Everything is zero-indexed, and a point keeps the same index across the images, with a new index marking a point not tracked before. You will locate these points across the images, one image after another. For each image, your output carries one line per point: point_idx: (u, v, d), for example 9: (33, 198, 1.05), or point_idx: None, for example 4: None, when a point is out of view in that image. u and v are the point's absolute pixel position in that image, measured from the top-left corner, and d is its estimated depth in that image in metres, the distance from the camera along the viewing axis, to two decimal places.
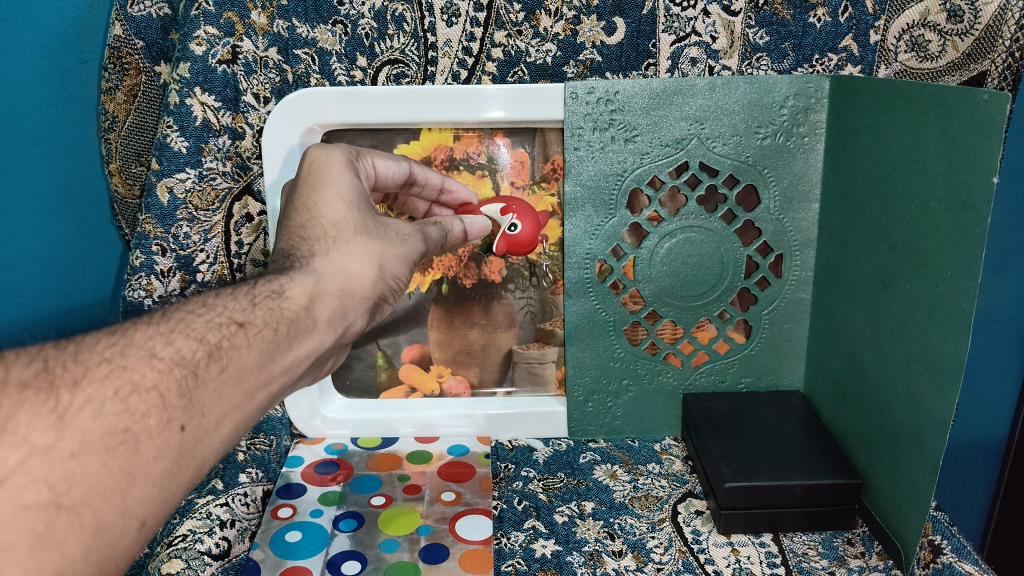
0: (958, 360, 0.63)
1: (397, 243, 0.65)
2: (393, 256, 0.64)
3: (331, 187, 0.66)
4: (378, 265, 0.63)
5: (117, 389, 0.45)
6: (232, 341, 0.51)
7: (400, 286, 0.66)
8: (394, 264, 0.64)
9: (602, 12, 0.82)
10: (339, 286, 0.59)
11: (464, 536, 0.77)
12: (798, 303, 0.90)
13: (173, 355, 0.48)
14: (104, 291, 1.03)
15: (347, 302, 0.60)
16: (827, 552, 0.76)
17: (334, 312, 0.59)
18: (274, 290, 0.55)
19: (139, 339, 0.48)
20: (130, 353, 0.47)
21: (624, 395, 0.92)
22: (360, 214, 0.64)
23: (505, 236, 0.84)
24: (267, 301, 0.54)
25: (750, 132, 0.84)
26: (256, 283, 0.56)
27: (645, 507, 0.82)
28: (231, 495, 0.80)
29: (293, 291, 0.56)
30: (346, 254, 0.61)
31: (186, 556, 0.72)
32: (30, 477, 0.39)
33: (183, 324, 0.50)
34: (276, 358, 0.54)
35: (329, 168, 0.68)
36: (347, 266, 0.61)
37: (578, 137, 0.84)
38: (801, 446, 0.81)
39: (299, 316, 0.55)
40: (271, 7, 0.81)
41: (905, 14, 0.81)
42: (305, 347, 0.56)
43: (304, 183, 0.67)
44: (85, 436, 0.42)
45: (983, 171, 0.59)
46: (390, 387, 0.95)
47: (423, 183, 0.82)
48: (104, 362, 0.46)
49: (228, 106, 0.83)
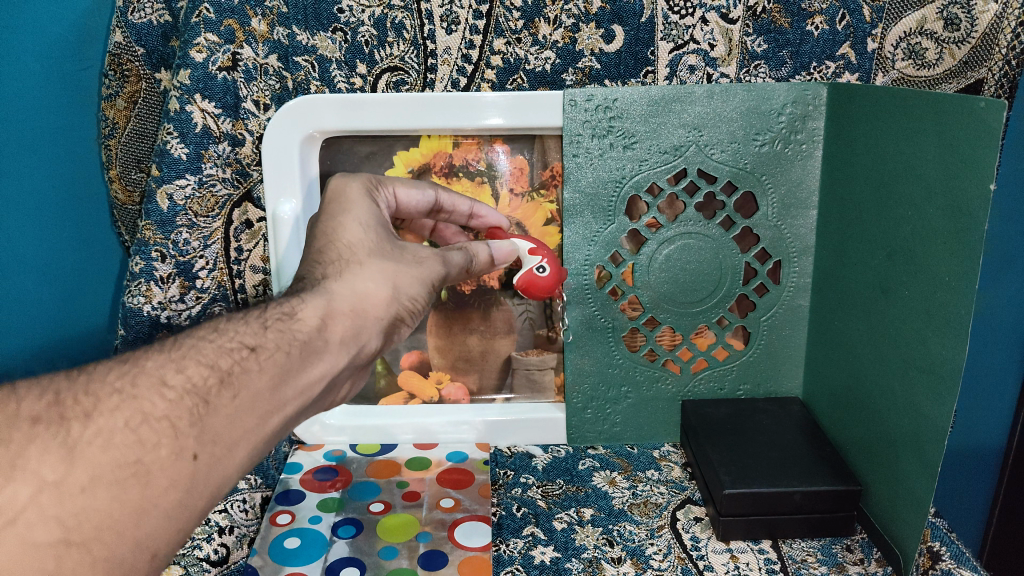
0: (955, 367, 0.63)
1: (413, 266, 0.64)
2: (407, 278, 0.63)
3: (351, 214, 0.66)
4: (393, 286, 0.62)
5: (127, 420, 0.45)
6: (244, 366, 0.52)
7: (418, 308, 0.65)
8: (410, 285, 0.63)
9: (601, 20, 0.82)
10: (351, 305, 0.59)
11: (462, 543, 0.77)
12: (796, 310, 0.90)
13: (184, 382, 0.49)
14: (104, 304, 1.06)
15: (360, 323, 0.59)
16: (826, 558, 0.76)
17: (346, 332, 0.58)
18: (285, 313, 0.56)
19: (150, 367, 0.49)
20: (142, 381, 0.48)
21: (623, 402, 0.92)
22: (378, 238, 0.65)
23: (528, 272, 0.82)
24: (279, 323, 0.55)
25: (749, 139, 0.84)
26: (269, 306, 0.57)
27: (645, 514, 0.82)
28: (231, 501, 0.82)
29: (305, 313, 0.56)
30: (360, 275, 0.61)
31: (185, 561, 0.75)
32: (41, 514, 0.41)
33: (195, 349, 0.51)
34: (289, 380, 0.54)
35: (349, 196, 0.68)
36: (359, 286, 0.60)
37: (578, 144, 0.84)
38: (798, 452, 0.81)
39: (312, 337, 0.56)
40: (271, 14, 0.81)
41: (902, 22, 0.81)
42: (319, 368, 0.56)
43: (326, 210, 0.67)
44: (96, 470, 0.43)
45: (980, 178, 0.59)
46: (390, 394, 0.96)
47: (452, 210, 0.82)
48: (116, 392, 0.46)
49: (228, 113, 0.83)
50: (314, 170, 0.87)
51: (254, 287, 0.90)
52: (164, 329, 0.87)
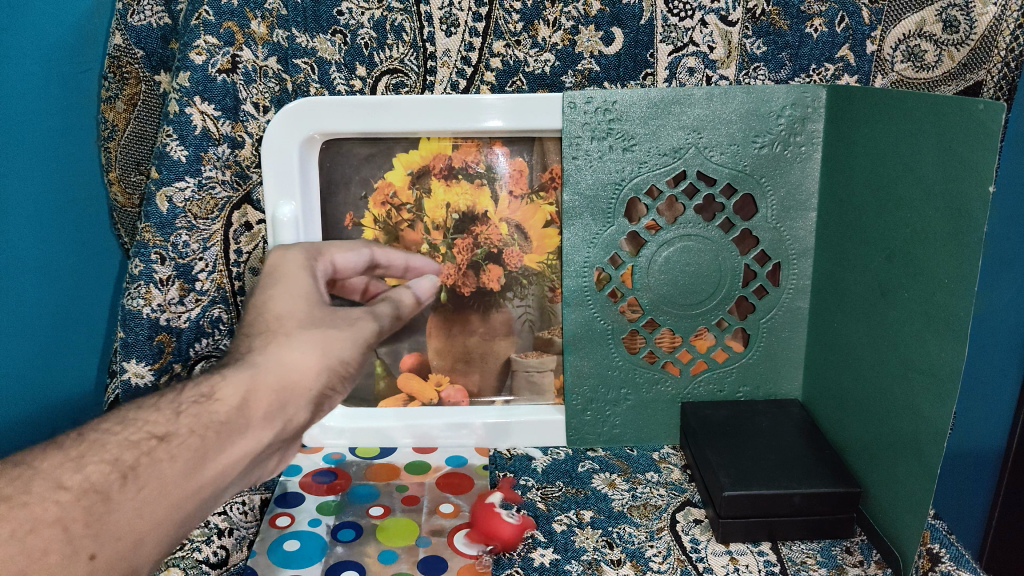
0: (955, 369, 0.63)
1: (343, 329, 0.70)
2: (336, 343, 0.68)
3: (281, 287, 0.71)
4: (321, 353, 0.66)
5: (14, 530, 0.47)
6: (152, 456, 0.55)
7: (348, 369, 0.70)
8: (338, 349, 0.68)
9: (600, 22, 0.82)
10: (277, 381, 0.63)
11: (461, 549, 0.77)
12: (795, 312, 0.90)
13: (81, 483, 0.52)
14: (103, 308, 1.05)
15: (287, 397, 0.64)
16: (826, 561, 0.76)
17: (271, 408, 0.63)
18: (203, 395, 0.60)
19: (46, 468, 0.52)
20: (36, 486, 0.50)
21: (623, 403, 0.92)
22: (309, 307, 0.68)
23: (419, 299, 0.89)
24: (195, 408, 0.59)
25: (748, 141, 0.84)
26: (184, 391, 0.61)
27: (645, 516, 0.82)
28: (230, 503, 0.82)
29: (223, 393, 0.61)
30: (289, 349, 0.64)
31: (184, 564, 0.76)
32: None
33: (97, 446, 0.54)
34: (205, 464, 0.58)
35: (285, 268, 0.75)
36: (287, 358, 0.64)
37: (577, 146, 0.84)
38: (798, 454, 0.81)
39: (232, 417, 0.60)
40: (270, 16, 0.81)
41: (901, 25, 0.81)
42: (240, 447, 0.61)
43: (262, 282, 0.72)
44: None
45: (978, 180, 0.60)
46: (389, 397, 0.95)
47: (388, 265, 0.89)
48: (4, 500, 0.48)
49: (228, 115, 0.83)
50: (313, 173, 0.87)
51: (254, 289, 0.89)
52: (164, 332, 0.87)
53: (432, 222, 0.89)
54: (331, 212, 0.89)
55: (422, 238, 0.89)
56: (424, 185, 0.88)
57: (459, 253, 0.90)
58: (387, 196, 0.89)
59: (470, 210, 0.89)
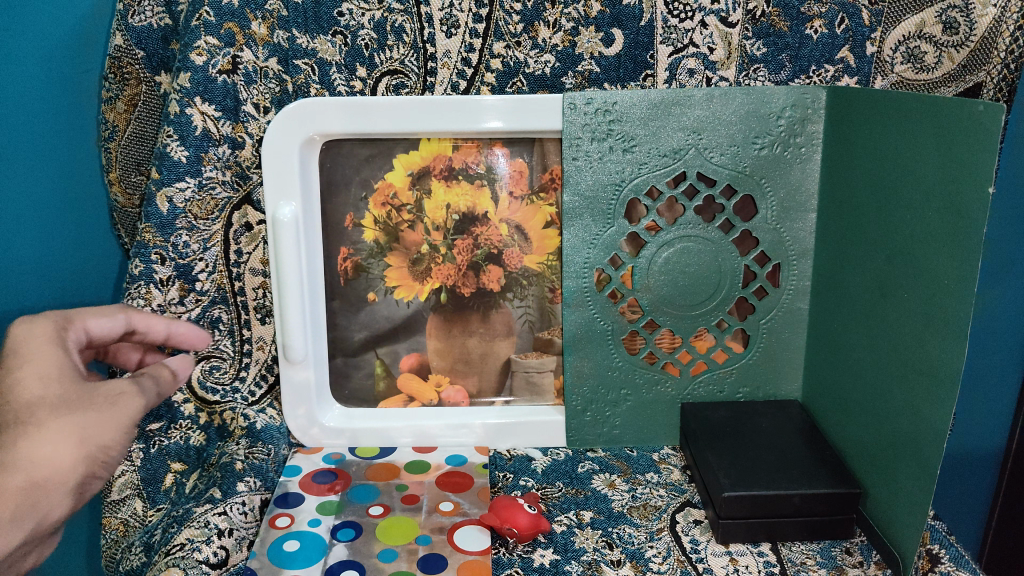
0: (955, 370, 0.63)
1: (105, 408, 0.59)
2: (100, 427, 0.58)
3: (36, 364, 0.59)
4: (81, 441, 0.57)
5: None
6: None
7: (114, 458, 0.60)
8: (103, 435, 0.58)
9: (600, 24, 0.82)
10: (29, 478, 0.54)
11: (462, 547, 0.77)
12: (795, 313, 0.90)
13: None
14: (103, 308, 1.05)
15: (38, 494, 0.55)
16: (825, 561, 0.76)
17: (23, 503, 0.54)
18: None
19: None
20: None
21: (623, 404, 0.92)
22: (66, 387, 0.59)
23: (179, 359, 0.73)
24: None
25: (748, 142, 0.84)
26: None
27: (644, 517, 0.82)
28: (229, 504, 0.81)
29: None
30: (38, 439, 0.55)
31: (184, 565, 0.73)
32: None
33: None
34: None
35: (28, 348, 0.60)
36: (39, 451, 0.55)
37: (577, 147, 0.84)
38: (797, 455, 0.81)
39: None
40: (271, 17, 0.81)
41: (901, 26, 0.81)
42: None
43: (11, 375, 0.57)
44: None
45: (978, 181, 0.60)
46: (389, 397, 0.95)
47: (147, 331, 0.74)
48: None
49: (228, 116, 0.83)
50: (313, 173, 0.87)
51: (254, 290, 0.89)
52: None
53: (432, 223, 0.89)
54: (331, 213, 0.89)
55: (423, 238, 0.90)
56: (424, 186, 0.88)
57: (459, 254, 0.90)
58: (387, 197, 0.89)
59: (470, 211, 0.89)
